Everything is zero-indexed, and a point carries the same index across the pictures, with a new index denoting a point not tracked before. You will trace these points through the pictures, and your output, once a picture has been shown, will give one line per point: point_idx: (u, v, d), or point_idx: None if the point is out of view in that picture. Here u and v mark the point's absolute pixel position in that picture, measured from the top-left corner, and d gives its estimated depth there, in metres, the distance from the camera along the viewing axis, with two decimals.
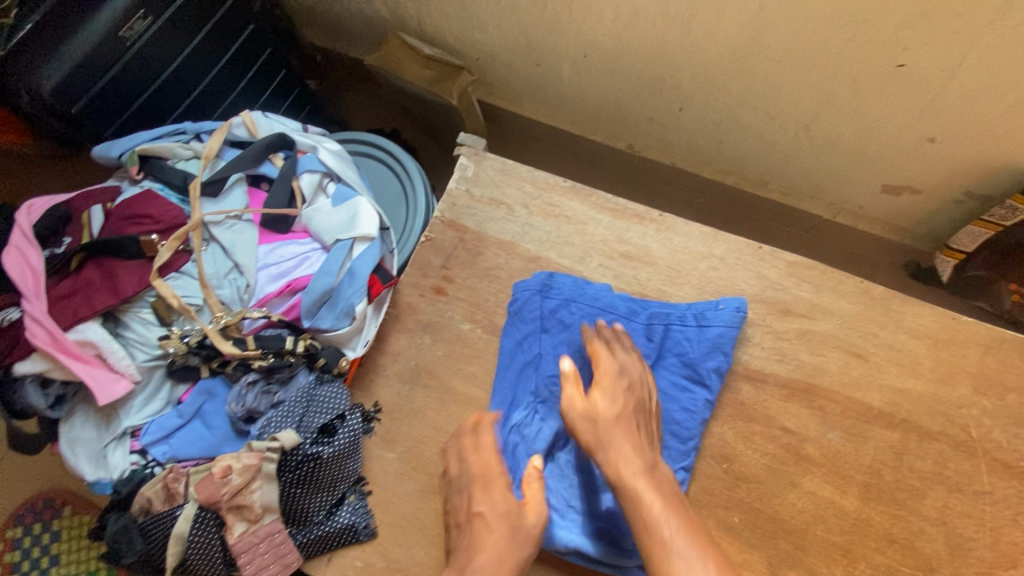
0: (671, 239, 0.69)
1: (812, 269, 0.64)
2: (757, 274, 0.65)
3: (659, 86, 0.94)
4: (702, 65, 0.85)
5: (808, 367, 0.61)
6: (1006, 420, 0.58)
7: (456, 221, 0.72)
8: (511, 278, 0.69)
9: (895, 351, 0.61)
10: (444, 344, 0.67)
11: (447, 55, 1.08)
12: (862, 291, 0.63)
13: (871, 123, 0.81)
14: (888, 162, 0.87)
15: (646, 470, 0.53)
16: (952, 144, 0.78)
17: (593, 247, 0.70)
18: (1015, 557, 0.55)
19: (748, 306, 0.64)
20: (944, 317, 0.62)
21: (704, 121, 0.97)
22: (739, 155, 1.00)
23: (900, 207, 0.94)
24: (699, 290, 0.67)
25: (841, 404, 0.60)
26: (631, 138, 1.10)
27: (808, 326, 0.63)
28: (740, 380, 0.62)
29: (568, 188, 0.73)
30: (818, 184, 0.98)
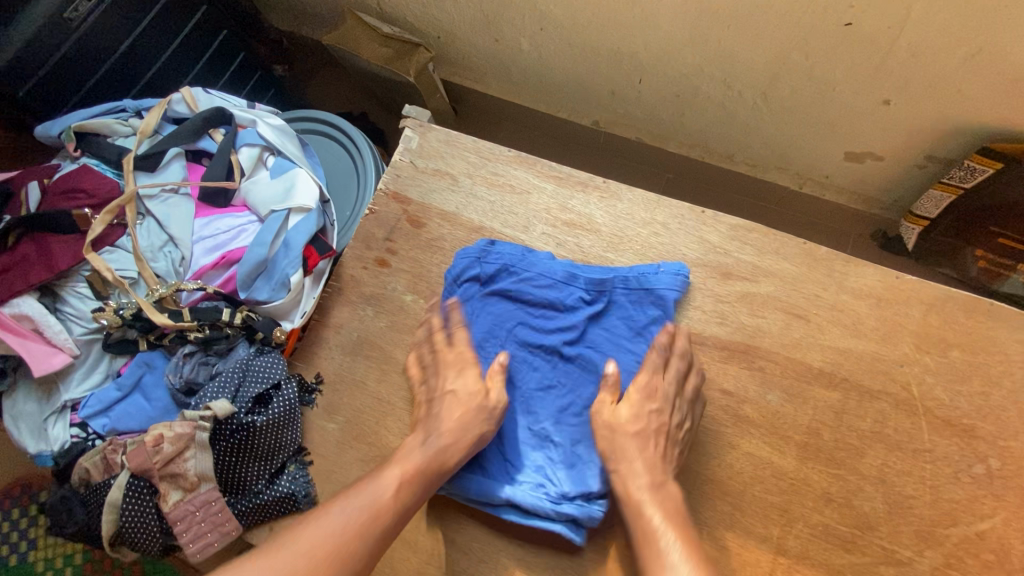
0: (616, 205, 0.69)
1: (754, 231, 0.65)
2: (699, 238, 0.66)
3: (618, 58, 0.93)
4: (656, 37, 0.85)
5: (748, 329, 0.62)
6: (948, 378, 0.58)
7: (400, 193, 0.71)
8: (454, 248, 0.68)
9: (837, 312, 0.61)
10: (386, 316, 0.66)
11: (407, 33, 1.05)
12: (804, 252, 0.64)
13: (825, 88, 0.81)
14: (848, 126, 0.86)
15: (652, 485, 0.52)
16: (907, 106, 0.78)
17: (536, 216, 0.69)
18: (955, 515, 0.55)
19: (689, 270, 0.64)
20: (887, 276, 0.62)
21: (666, 94, 0.97)
22: (704, 130, 1.01)
23: (865, 174, 0.94)
24: (641, 256, 0.66)
25: (781, 364, 0.60)
26: (597, 115, 1.09)
27: (749, 288, 0.63)
28: None
29: (513, 157, 0.71)
30: (782, 154, 0.98)
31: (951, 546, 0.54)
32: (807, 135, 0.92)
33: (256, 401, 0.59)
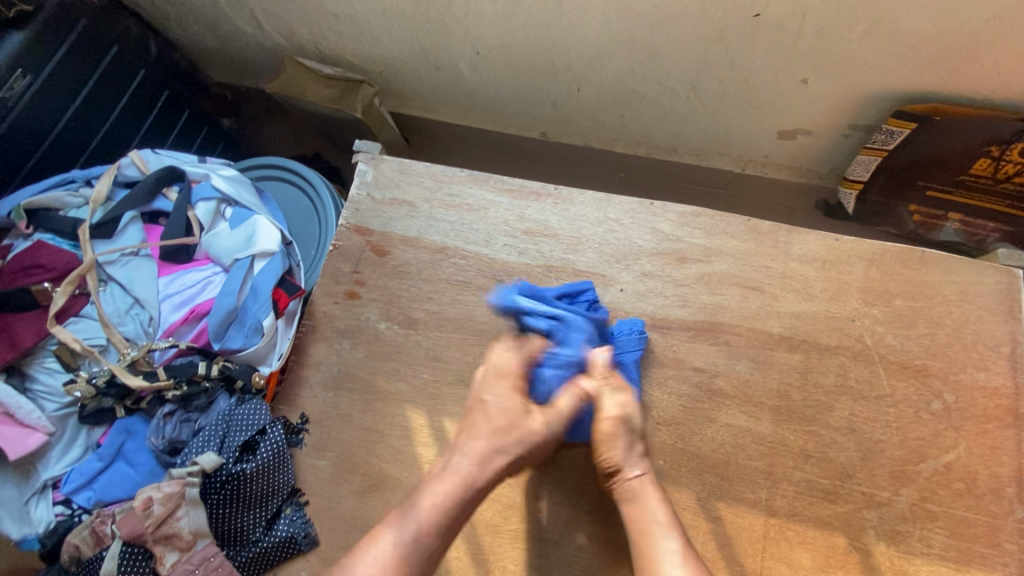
0: (569, 209, 0.72)
1: (700, 216, 0.69)
2: (652, 229, 0.69)
3: (553, 70, 0.97)
4: (587, 46, 0.90)
5: (709, 308, 0.65)
6: (895, 325, 0.63)
7: (362, 225, 0.72)
8: (421, 272, 0.70)
9: (788, 279, 0.65)
10: (363, 346, 0.67)
11: (348, 71, 1.08)
12: (749, 229, 0.68)
13: (746, 74, 0.87)
14: (775, 108, 0.92)
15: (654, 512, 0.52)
16: (823, 83, 0.84)
17: (496, 229, 0.71)
18: (922, 451, 0.59)
19: (646, 260, 0.68)
20: (828, 240, 0.66)
21: (604, 98, 1.01)
22: (646, 127, 1.06)
23: (798, 150, 1.00)
24: (600, 254, 0.69)
25: (745, 336, 0.63)
26: (543, 126, 1.13)
27: (705, 268, 0.67)
28: (649, 330, 0.65)
29: (466, 177, 0.74)
30: (721, 140, 1.04)
31: (923, 480, 0.58)
32: (739, 121, 0.97)
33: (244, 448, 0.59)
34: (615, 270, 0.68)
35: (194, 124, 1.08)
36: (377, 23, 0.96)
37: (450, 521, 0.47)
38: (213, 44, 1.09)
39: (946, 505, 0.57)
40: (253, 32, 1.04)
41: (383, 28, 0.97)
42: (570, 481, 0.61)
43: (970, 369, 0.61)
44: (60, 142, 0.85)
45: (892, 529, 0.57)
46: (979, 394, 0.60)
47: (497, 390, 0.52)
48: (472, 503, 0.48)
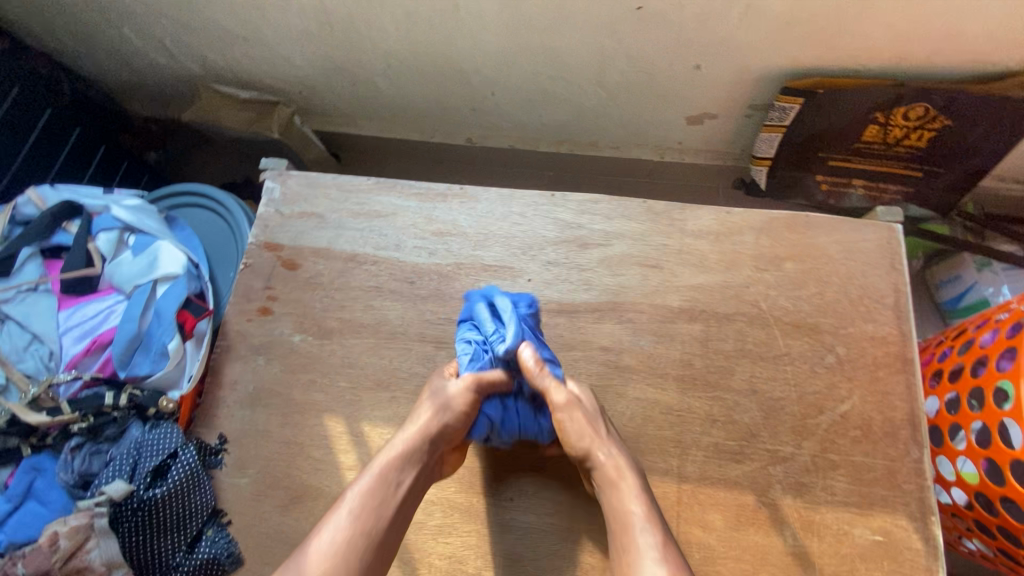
0: (476, 206, 0.73)
1: (599, 202, 0.72)
2: (554, 219, 0.71)
3: (465, 76, 1.00)
4: (491, 51, 0.92)
5: (612, 289, 0.68)
6: (787, 287, 0.66)
7: (271, 241, 0.73)
8: (333, 282, 0.70)
9: (684, 254, 0.69)
10: (279, 360, 0.67)
11: (266, 95, 1.08)
12: (645, 210, 0.71)
13: (644, 64, 0.90)
14: (678, 95, 0.96)
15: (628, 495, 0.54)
16: (714, 68, 0.88)
17: (405, 233, 0.72)
18: (820, 404, 0.62)
19: (551, 249, 0.70)
20: (718, 214, 0.70)
21: (519, 100, 1.04)
22: (564, 125, 1.09)
23: (708, 134, 1.04)
24: (508, 249, 0.70)
25: (647, 312, 0.66)
26: (468, 132, 1.16)
27: (606, 251, 0.69)
28: (557, 316, 0.67)
29: (373, 185, 0.75)
30: (636, 131, 1.08)
31: (822, 432, 0.61)
32: (648, 110, 1.01)
33: (155, 472, 0.59)
34: (523, 262, 0.70)
35: (113, 160, 1.07)
36: (286, 45, 0.97)
37: (383, 507, 0.52)
38: (126, 78, 1.09)
39: (846, 454, 0.60)
40: (165, 63, 1.04)
41: (293, 50, 0.98)
42: (490, 471, 0.62)
43: (858, 322, 0.64)
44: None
45: (797, 482, 0.59)
46: (869, 344, 0.64)
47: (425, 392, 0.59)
48: (405, 489, 0.54)
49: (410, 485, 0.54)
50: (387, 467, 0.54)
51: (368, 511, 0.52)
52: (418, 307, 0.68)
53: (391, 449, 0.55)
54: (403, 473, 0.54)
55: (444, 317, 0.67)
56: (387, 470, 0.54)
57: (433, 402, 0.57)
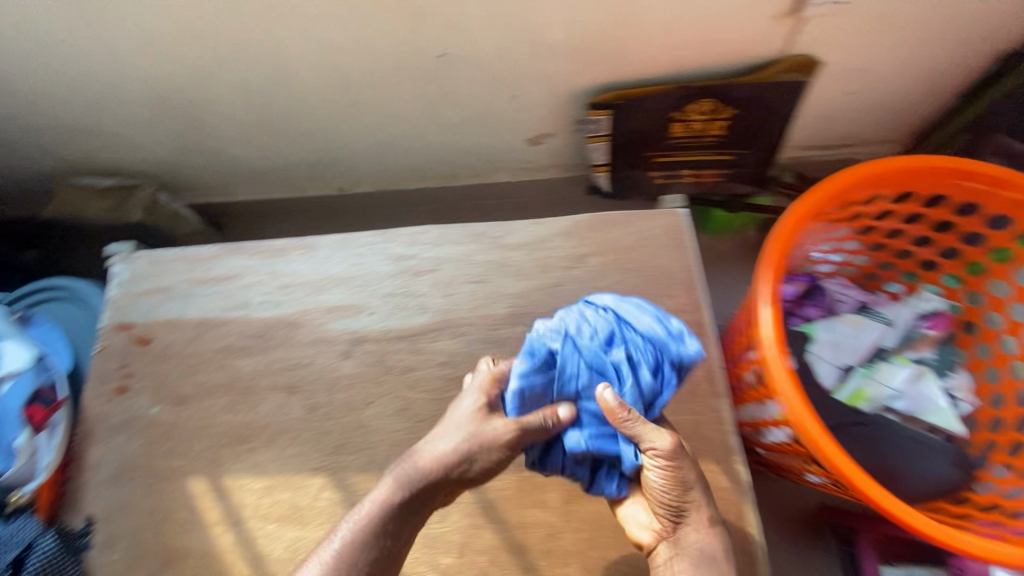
0: (315, 255, 0.78)
1: (426, 232, 0.78)
2: (387, 253, 0.77)
3: (316, 133, 1.08)
4: (329, 107, 1.01)
5: (444, 308, 0.74)
6: (593, 280, 0.77)
7: (124, 321, 0.77)
8: (186, 348, 0.74)
9: (505, 266, 0.77)
10: (140, 434, 0.70)
11: (130, 180, 1.13)
12: (468, 232, 0.79)
13: (470, 100, 1.01)
14: (510, 121, 1.06)
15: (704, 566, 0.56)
16: (529, 94, 0.99)
17: (250, 291, 0.77)
18: None
19: (386, 281, 0.76)
20: (532, 227, 0.79)
21: (374, 146, 1.12)
22: (424, 162, 1.18)
23: (551, 150, 1.15)
24: (348, 287, 0.75)
25: (477, 323, 0.74)
26: (338, 182, 1.22)
27: (437, 274, 0.76)
28: (397, 341, 0.72)
29: (217, 252, 0.80)
30: (489, 158, 1.17)
31: None
32: (491, 138, 1.11)
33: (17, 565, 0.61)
34: (363, 299, 0.75)
35: None
36: (137, 131, 1.03)
37: (374, 530, 0.55)
38: None
39: None
40: (22, 165, 1.08)
41: (144, 134, 1.03)
42: (349, 500, 0.65)
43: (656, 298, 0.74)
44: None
45: None
46: None
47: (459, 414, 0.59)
48: (405, 513, 0.57)
49: (413, 509, 0.57)
50: (394, 495, 0.56)
51: (363, 538, 0.55)
52: (267, 357, 0.73)
53: (411, 472, 0.57)
54: (408, 500, 0.56)
55: (292, 362, 0.72)
56: (395, 495, 0.57)
57: (458, 437, 0.57)
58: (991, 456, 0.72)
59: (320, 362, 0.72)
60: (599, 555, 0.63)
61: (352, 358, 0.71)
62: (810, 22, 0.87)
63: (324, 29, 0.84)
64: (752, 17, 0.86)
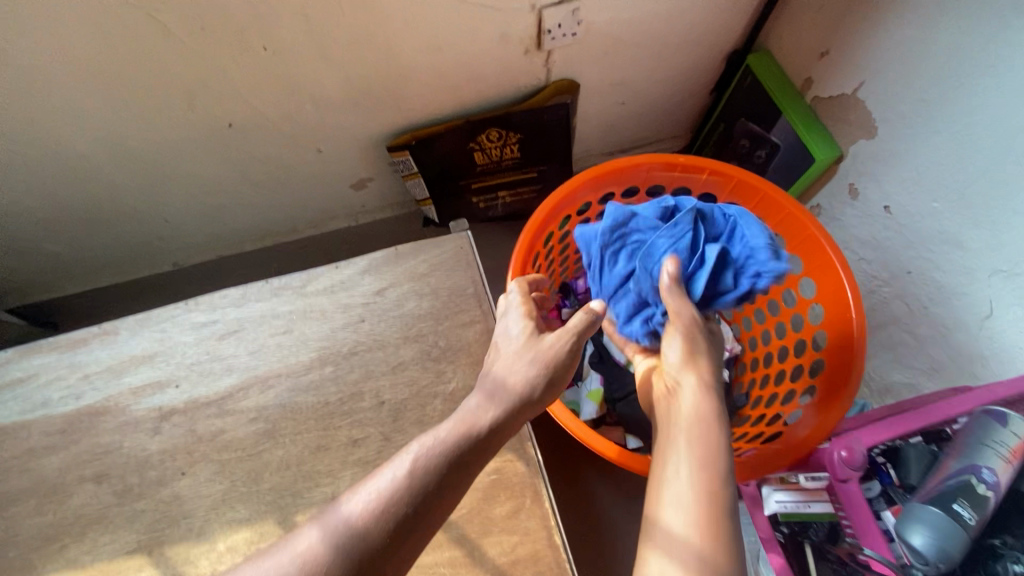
0: (116, 339, 0.79)
1: (227, 296, 0.82)
2: (189, 325, 0.80)
3: (129, 215, 1.08)
4: (133, 188, 1.02)
5: (251, 365, 0.78)
6: (392, 312, 0.82)
7: None
8: None
9: (309, 313, 0.82)
10: None
11: None
12: (269, 289, 0.83)
13: (276, 161, 1.06)
14: (323, 173, 1.12)
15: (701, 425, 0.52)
16: (331, 147, 1.06)
17: (49, 388, 0.76)
18: (432, 391, 0.77)
19: (190, 351, 0.78)
20: (331, 272, 0.85)
21: (197, 218, 1.14)
22: (254, 224, 1.21)
23: (375, 193, 1.22)
24: (152, 364, 0.78)
25: (284, 373, 0.78)
26: (171, 257, 1.22)
27: (241, 334, 0.80)
28: (205, 407, 0.75)
29: (12, 355, 0.79)
30: (318, 209, 1.22)
31: (439, 413, 0.75)
32: (311, 191, 1.16)
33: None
34: (168, 372, 0.77)
35: None
36: None
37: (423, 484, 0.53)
38: None
39: None
40: None
41: None
42: (170, 572, 0.67)
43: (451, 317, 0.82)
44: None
45: None
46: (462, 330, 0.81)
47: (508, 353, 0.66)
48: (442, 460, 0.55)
49: (489, 439, 0.58)
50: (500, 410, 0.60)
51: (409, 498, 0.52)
52: (72, 451, 0.73)
53: (473, 414, 0.59)
54: (508, 413, 0.60)
55: (100, 450, 0.73)
56: (454, 437, 0.57)
57: (518, 368, 0.63)
58: (750, 393, 0.87)
59: (128, 445, 0.73)
60: (414, 562, 0.68)
61: (161, 433, 0.74)
62: (555, 53, 0.99)
63: (96, 119, 0.87)
64: (504, 55, 0.97)
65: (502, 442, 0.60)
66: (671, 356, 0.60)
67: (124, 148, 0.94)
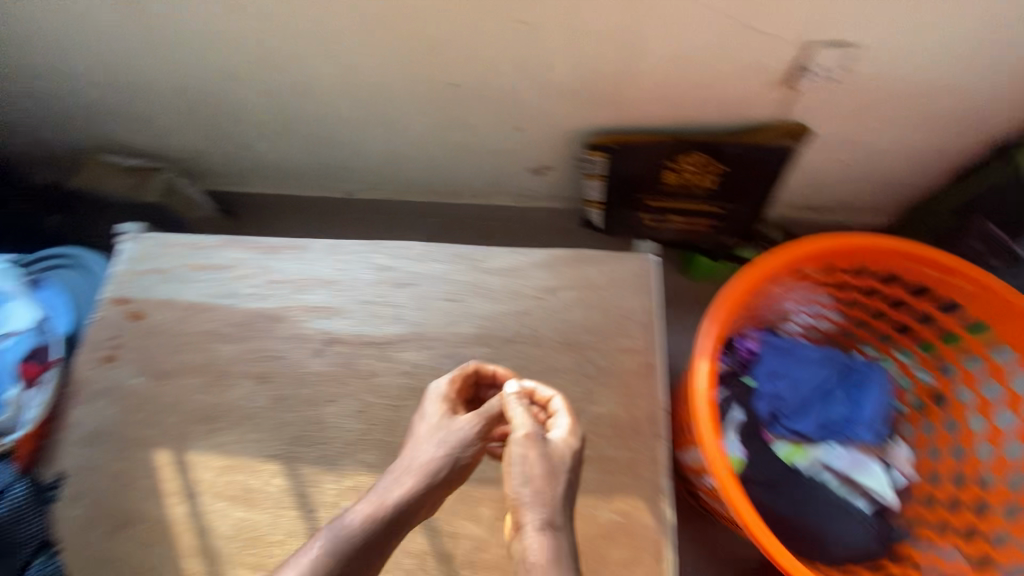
0: (304, 256, 0.84)
1: (412, 248, 0.85)
2: (370, 264, 0.84)
3: (328, 141, 1.14)
4: (343, 121, 1.07)
5: (415, 321, 0.80)
6: (558, 313, 0.80)
7: (122, 296, 0.82)
8: (174, 327, 0.80)
9: (479, 289, 0.81)
10: (120, 402, 0.76)
11: (149, 161, 1.19)
12: (449, 253, 0.84)
13: (476, 128, 1.06)
14: (511, 149, 1.11)
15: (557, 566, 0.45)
16: (532, 129, 1.04)
17: (242, 282, 0.83)
18: (579, 408, 0.74)
19: (367, 287, 0.82)
20: (510, 254, 0.84)
21: (384, 159, 1.18)
22: (427, 178, 1.24)
23: (548, 181, 1.20)
24: (331, 290, 0.82)
25: (443, 339, 0.78)
26: (345, 187, 1.29)
27: (415, 287, 0.82)
28: (367, 347, 0.78)
29: (218, 242, 0.86)
30: (489, 181, 1.23)
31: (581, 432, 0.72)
32: (490, 165, 1.17)
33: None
34: (340, 302, 0.81)
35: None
36: (164, 120, 1.10)
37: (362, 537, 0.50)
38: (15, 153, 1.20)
39: (599, 448, 0.72)
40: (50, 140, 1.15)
41: (170, 124, 1.11)
42: (298, 489, 0.70)
43: (616, 338, 0.77)
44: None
45: None
46: (624, 356, 0.76)
47: (447, 425, 0.58)
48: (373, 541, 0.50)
49: (399, 524, 0.52)
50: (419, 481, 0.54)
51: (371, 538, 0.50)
52: (246, 345, 0.79)
53: (381, 493, 0.53)
54: (413, 500, 0.53)
55: (269, 353, 0.78)
56: (358, 523, 0.51)
57: (424, 448, 0.56)
58: (914, 528, 0.90)
59: (292, 356, 0.78)
60: None
61: (323, 356, 0.78)
62: (805, 93, 0.92)
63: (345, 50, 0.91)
64: (743, 83, 0.90)
65: (413, 524, 0.54)
66: (555, 433, 0.55)
67: (347, 78, 0.97)
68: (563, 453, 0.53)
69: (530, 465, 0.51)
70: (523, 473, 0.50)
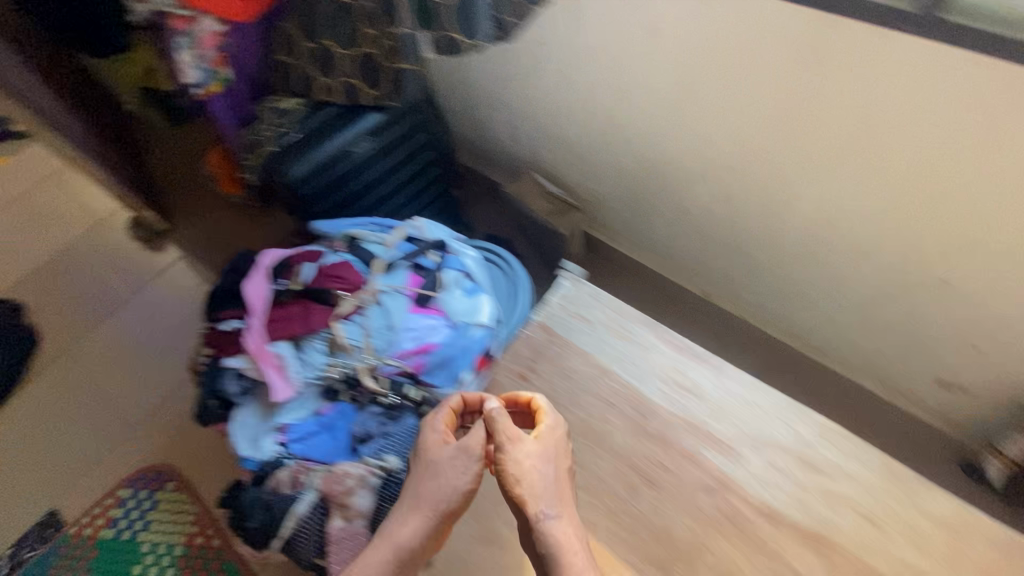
0: (722, 380, 0.83)
1: (844, 438, 0.76)
2: (791, 428, 0.78)
3: (737, 251, 1.14)
4: (772, 247, 1.06)
5: (823, 520, 0.72)
6: None
7: (549, 325, 0.91)
8: (583, 381, 0.85)
9: (911, 530, 0.70)
10: (523, 424, 0.81)
11: (570, 196, 1.31)
12: (886, 467, 0.74)
13: (923, 326, 0.98)
14: (940, 355, 1.00)
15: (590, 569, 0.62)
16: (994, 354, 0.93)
17: (654, 372, 0.84)
18: None
19: (779, 455, 0.76)
20: (963, 509, 0.70)
21: (778, 292, 1.16)
22: (805, 325, 1.18)
23: (950, 402, 1.07)
24: (740, 432, 0.78)
25: (849, 561, 0.70)
26: (708, 288, 1.30)
27: (833, 485, 0.73)
28: (762, 516, 0.73)
29: (644, 322, 0.90)
30: (874, 360, 1.12)
31: None
32: (890, 353, 1.07)
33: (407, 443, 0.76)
34: (747, 451, 0.77)
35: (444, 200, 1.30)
36: (605, 172, 1.22)
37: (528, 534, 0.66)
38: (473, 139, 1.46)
39: None
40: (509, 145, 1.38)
41: (608, 176, 1.22)
42: None
43: None
44: (359, 191, 1.16)
45: None
46: None
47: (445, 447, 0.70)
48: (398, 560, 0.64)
49: (414, 548, 0.65)
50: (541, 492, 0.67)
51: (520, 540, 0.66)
52: (639, 438, 0.80)
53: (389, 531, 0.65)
54: (415, 538, 0.65)
55: (660, 460, 0.78)
56: (386, 559, 0.64)
57: (459, 475, 0.67)
58: None
59: (682, 478, 0.76)
60: None
61: (713, 496, 0.75)
62: None
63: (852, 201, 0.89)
64: None
65: (429, 545, 0.66)
66: (545, 423, 0.71)
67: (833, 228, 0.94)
68: (551, 445, 0.70)
69: (518, 460, 0.67)
70: (516, 470, 0.67)
